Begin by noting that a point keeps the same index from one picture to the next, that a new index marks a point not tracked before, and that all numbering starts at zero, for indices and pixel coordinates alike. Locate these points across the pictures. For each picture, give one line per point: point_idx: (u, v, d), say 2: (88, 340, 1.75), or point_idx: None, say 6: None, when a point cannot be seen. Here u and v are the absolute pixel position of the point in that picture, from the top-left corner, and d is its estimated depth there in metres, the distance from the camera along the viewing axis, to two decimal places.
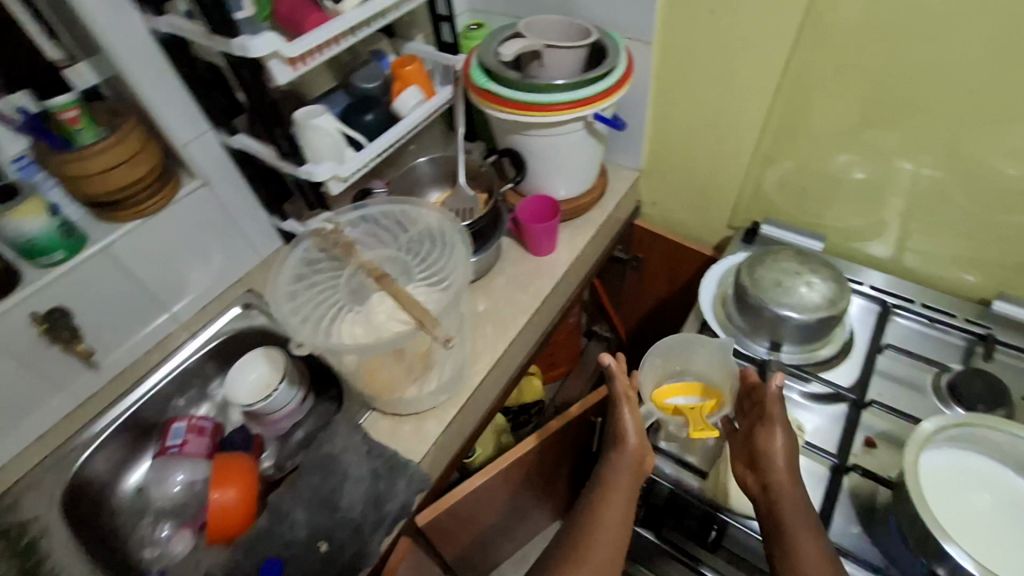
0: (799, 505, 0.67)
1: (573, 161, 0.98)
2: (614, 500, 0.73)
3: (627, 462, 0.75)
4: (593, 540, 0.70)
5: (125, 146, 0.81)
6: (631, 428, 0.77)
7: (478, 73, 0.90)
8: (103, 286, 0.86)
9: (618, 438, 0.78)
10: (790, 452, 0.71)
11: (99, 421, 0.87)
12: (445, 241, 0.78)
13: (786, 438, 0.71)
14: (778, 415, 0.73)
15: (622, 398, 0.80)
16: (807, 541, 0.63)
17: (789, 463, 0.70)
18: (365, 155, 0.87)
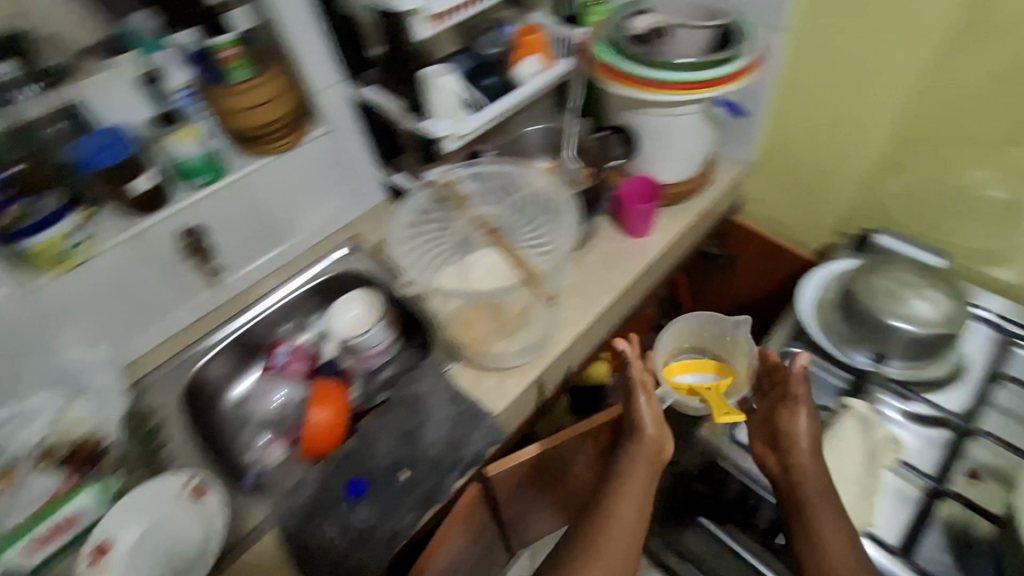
0: (820, 487, 0.69)
1: (684, 145, 0.96)
2: (635, 489, 0.73)
3: (644, 449, 0.76)
4: (610, 533, 0.70)
5: (272, 85, 0.89)
6: (647, 415, 0.77)
7: (602, 47, 0.90)
8: (234, 212, 0.94)
9: (634, 426, 0.77)
10: (813, 435, 0.72)
11: (216, 334, 0.97)
12: (555, 208, 0.79)
13: (808, 420, 0.73)
14: (802, 397, 0.74)
15: (639, 387, 0.78)
16: (825, 524, 0.66)
17: (812, 445, 0.72)
18: (482, 116, 0.90)
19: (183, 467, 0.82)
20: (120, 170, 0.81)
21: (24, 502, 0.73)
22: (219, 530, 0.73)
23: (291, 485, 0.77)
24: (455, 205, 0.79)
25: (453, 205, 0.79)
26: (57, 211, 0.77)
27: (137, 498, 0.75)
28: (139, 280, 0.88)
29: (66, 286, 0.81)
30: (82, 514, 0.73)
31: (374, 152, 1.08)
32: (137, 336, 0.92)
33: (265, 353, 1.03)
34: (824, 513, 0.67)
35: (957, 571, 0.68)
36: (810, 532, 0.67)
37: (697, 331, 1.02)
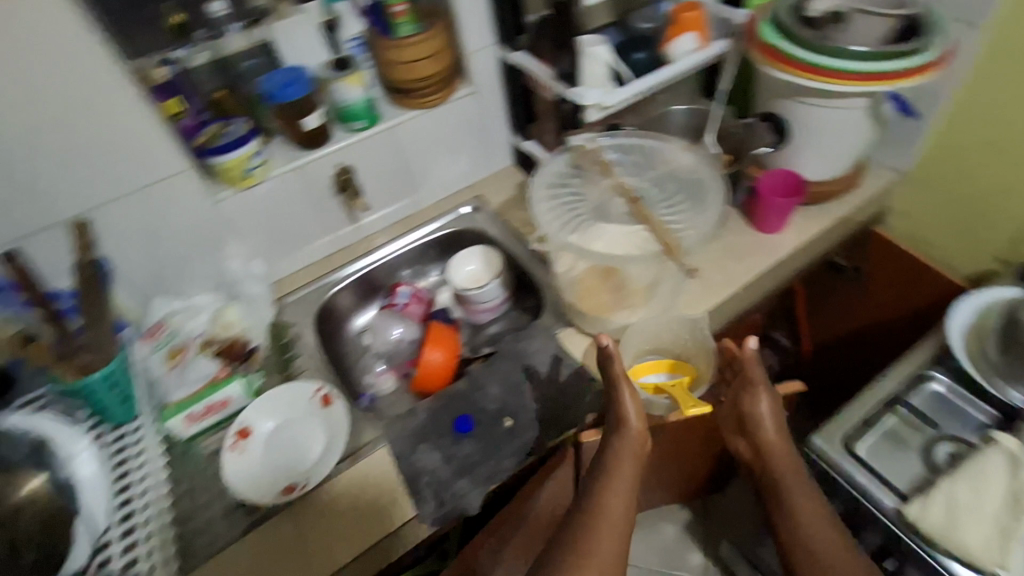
0: (789, 463, 0.74)
1: (839, 141, 0.90)
2: (625, 482, 0.70)
3: (630, 442, 0.71)
4: (602, 530, 0.66)
5: (433, 43, 0.93)
6: (632, 406, 0.72)
7: (767, 29, 0.86)
8: (380, 158, 1.02)
9: (621, 422, 0.72)
10: (776, 415, 0.75)
11: (349, 266, 1.06)
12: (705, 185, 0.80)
13: (770, 403, 0.75)
14: (760, 379, 0.75)
15: (623, 379, 0.72)
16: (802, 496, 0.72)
17: (774, 424, 0.75)
18: (631, 88, 0.88)
19: (310, 378, 0.91)
20: (298, 106, 0.89)
21: (188, 380, 0.84)
22: (341, 438, 0.80)
23: (402, 412, 0.83)
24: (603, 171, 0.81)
25: (596, 170, 0.81)
26: (242, 137, 0.87)
27: (276, 396, 0.85)
28: (295, 208, 0.98)
29: (241, 201, 0.91)
30: (231, 400, 0.84)
31: (509, 117, 1.11)
32: (286, 257, 1.02)
33: (385, 293, 1.11)
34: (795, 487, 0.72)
35: None
36: (787, 508, 0.72)
37: (658, 329, 0.86)
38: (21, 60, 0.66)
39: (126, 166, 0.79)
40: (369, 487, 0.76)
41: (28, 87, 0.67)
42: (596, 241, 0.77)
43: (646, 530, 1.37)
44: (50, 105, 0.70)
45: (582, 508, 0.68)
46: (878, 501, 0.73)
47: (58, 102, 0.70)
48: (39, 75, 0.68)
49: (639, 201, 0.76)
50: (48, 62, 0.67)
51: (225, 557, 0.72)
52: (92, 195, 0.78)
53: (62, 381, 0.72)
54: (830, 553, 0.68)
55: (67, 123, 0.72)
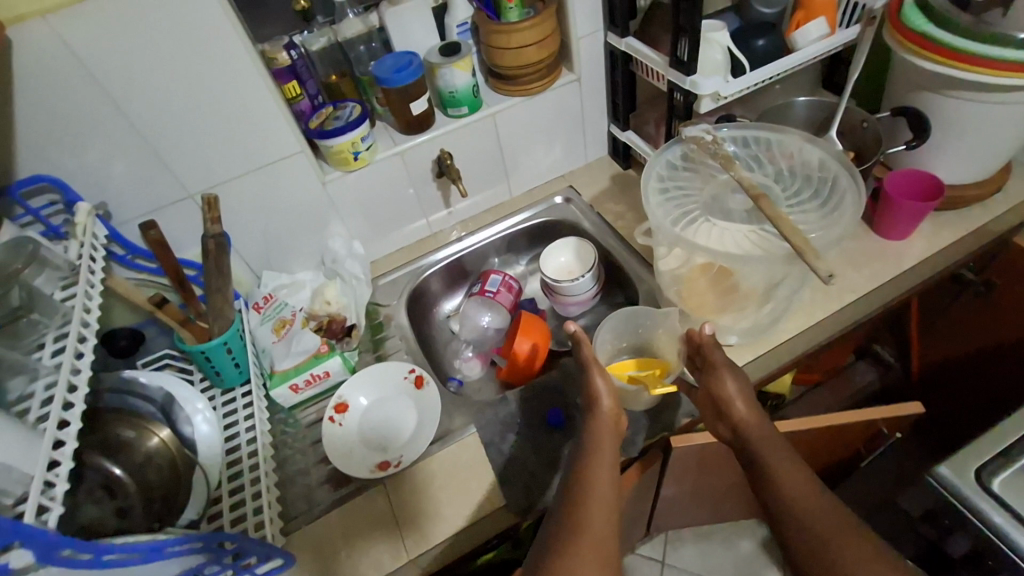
0: (768, 438, 0.68)
1: (986, 140, 0.81)
2: (602, 459, 0.65)
3: (604, 423, 0.69)
4: (589, 510, 0.61)
5: (542, 28, 0.91)
6: (602, 385, 0.71)
7: (914, 12, 0.79)
8: (481, 142, 1.02)
9: (590, 406, 0.71)
10: (746, 394, 0.70)
11: (440, 251, 1.07)
12: (836, 183, 0.74)
13: (738, 382, 0.70)
14: (723, 361, 0.72)
15: (592, 362, 0.72)
16: (783, 466, 0.66)
17: (745, 403, 0.70)
18: (753, 77, 0.83)
19: (402, 360, 0.93)
20: (407, 91, 0.90)
21: (293, 351, 0.85)
22: (434, 420, 0.82)
23: (492, 399, 0.84)
24: (724, 164, 0.75)
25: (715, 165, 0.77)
26: (355, 120, 0.88)
27: (373, 372, 0.87)
28: (395, 190, 1.00)
29: (349, 182, 0.95)
30: (331, 372, 0.86)
31: (609, 106, 1.08)
32: (385, 239, 1.06)
33: (473, 280, 1.12)
34: (777, 461, 0.66)
35: None
36: (771, 486, 0.66)
37: (637, 325, 0.86)
38: (172, 42, 0.70)
39: (250, 145, 0.83)
40: (461, 471, 0.77)
41: (173, 68, 0.72)
42: (710, 239, 0.73)
43: (721, 542, 1.32)
44: (193, 86, 0.75)
45: (568, 488, 0.63)
46: (1016, 544, 0.65)
47: (199, 82, 0.75)
48: (185, 57, 0.72)
49: (765, 199, 0.69)
50: (191, 44, 0.71)
51: (320, 526, 0.74)
52: (220, 171, 0.83)
53: (185, 343, 0.77)
54: (820, 525, 0.62)
55: (205, 102, 0.77)
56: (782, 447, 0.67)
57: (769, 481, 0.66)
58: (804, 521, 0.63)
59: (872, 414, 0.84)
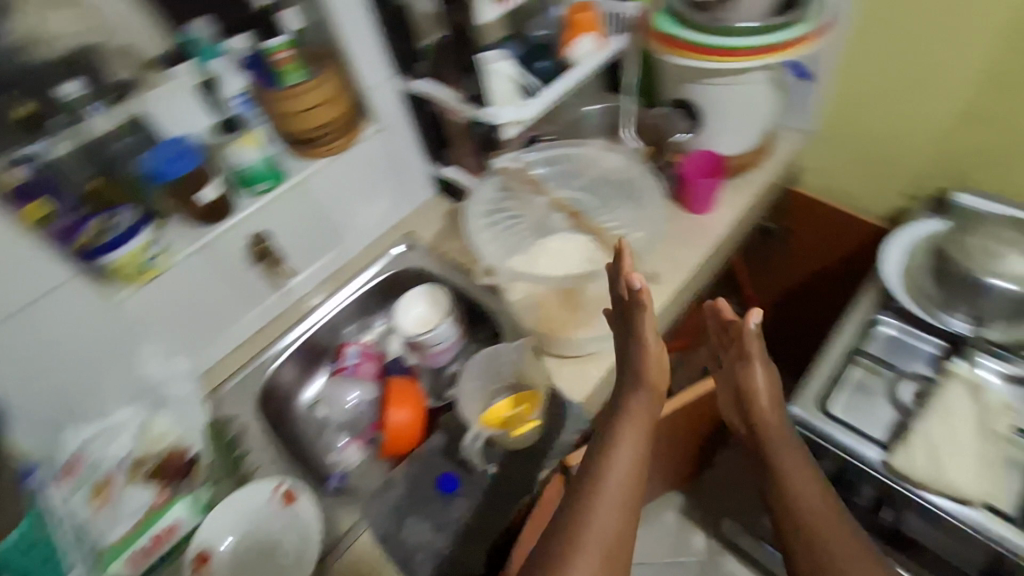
0: (784, 435, 0.72)
1: (747, 116, 0.93)
2: (630, 441, 0.69)
3: (641, 403, 0.71)
4: (599, 505, 0.65)
5: (323, 90, 0.88)
6: (651, 363, 0.70)
7: (661, 19, 0.88)
8: (296, 214, 0.94)
9: (639, 382, 0.71)
10: (772, 390, 0.74)
11: (284, 338, 0.97)
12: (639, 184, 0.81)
13: (764, 374, 0.73)
14: (756, 352, 0.72)
15: (651, 335, 0.69)
16: (791, 461, 0.71)
17: (769, 398, 0.74)
18: (544, 99, 0.89)
19: (268, 474, 0.82)
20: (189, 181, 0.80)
21: (123, 515, 0.74)
22: (316, 537, 0.71)
23: (378, 485, 0.75)
24: (535, 188, 0.80)
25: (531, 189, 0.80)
26: (133, 226, 0.76)
27: (233, 502, 0.75)
28: (208, 288, 0.88)
29: (149, 294, 0.81)
30: (180, 523, 0.75)
31: (424, 147, 1.07)
32: (213, 343, 0.92)
33: (331, 356, 1.03)
34: (790, 457, 0.71)
35: None
36: (778, 479, 0.71)
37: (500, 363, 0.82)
38: None
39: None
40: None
41: None
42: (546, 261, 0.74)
43: (647, 524, 1.36)
44: None
45: (578, 485, 0.67)
46: (863, 456, 0.74)
47: None
48: None
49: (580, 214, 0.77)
50: None
51: None
52: None
53: None
54: (819, 522, 0.68)
55: None
56: (796, 445, 0.71)
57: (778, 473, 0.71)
58: (807, 518, 0.68)
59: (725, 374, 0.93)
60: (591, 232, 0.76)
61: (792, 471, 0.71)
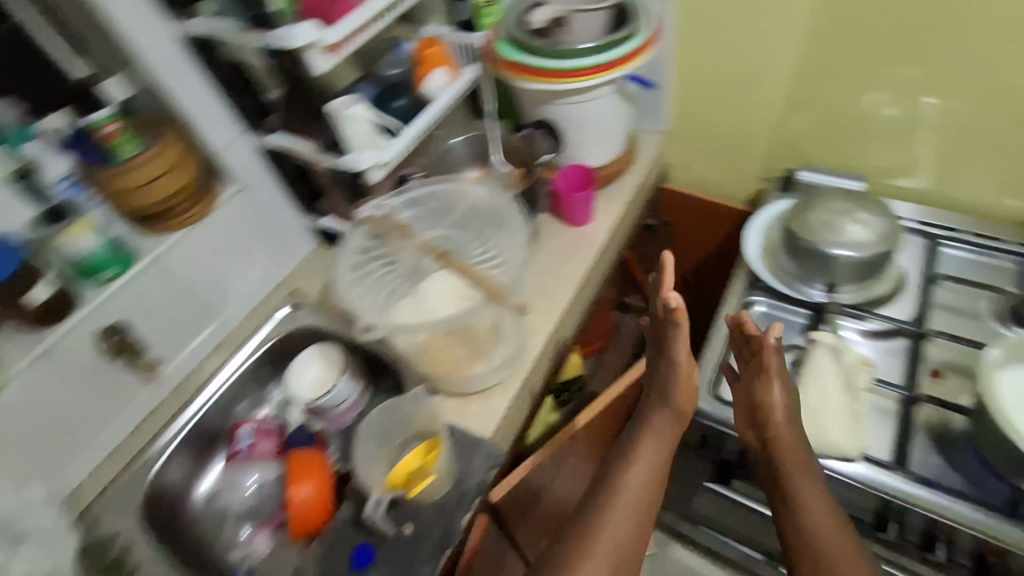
0: (798, 450, 0.69)
1: (603, 129, 0.98)
2: (650, 454, 0.75)
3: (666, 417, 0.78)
4: (610, 511, 0.69)
5: (166, 157, 0.82)
6: (679, 382, 0.78)
7: (506, 47, 0.90)
8: (154, 297, 0.86)
9: (664, 397, 0.78)
10: (789, 406, 0.71)
11: (165, 433, 0.88)
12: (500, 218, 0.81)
13: (782, 389, 0.71)
14: (775, 366, 0.72)
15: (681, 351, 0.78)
16: (801, 476, 0.67)
17: (787, 415, 0.70)
18: (402, 140, 0.88)
19: None
20: (14, 285, 0.70)
21: None
22: None
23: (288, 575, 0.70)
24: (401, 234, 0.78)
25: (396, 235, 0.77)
26: None
27: None
28: (57, 397, 0.78)
29: None
30: None
31: (294, 201, 1.02)
32: (76, 457, 0.82)
33: (226, 439, 0.95)
34: (801, 473, 0.67)
35: (946, 467, 0.73)
36: (788, 494, 0.67)
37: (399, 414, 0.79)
38: None
39: None
40: None
41: None
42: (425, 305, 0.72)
43: None
44: None
45: (595, 494, 0.72)
46: None
47: None
48: None
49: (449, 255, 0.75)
50: None
51: None
52: None
53: None
54: (826, 538, 0.63)
55: None
56: (807, 463, 0.68)
57: (789, 490, 0.67)
58: (817, 539, 0.63)
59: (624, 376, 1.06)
60: (456, 269, 0.75)
61: (803, 489, 0.67)
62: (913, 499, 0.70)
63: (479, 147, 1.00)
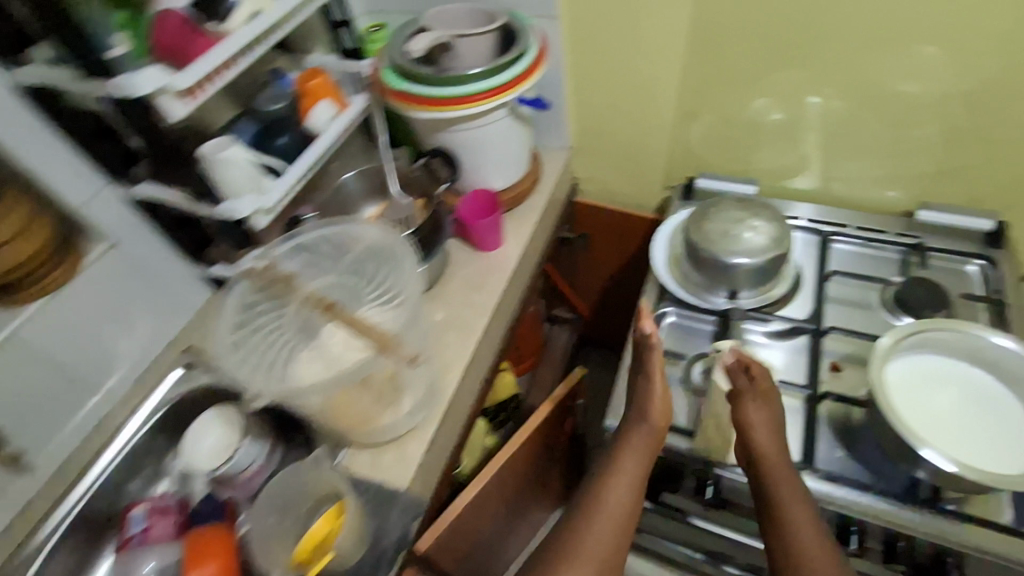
0: (782, 466, 0.70)
1: (503, 152, 0.97)
2: (629, 472, 0.75)
3: (644, 436, 0.76)
4: (589, 529, 0.72)
5: (9, 223, 0.72)
6: (657, 400, 0.76)
7: (390, 75, 0.87)
8: (13, 381, 0.76)
9: (644, 419, 0.76)
10: (771, 424, 0.72)
11: (43, 529, 0.78)
12: (391, 261, 0.75)
13: (763, 409, 0.72)
14: (753, 388, 0.74)
15: (655, 371, 0.78)
16: (787, 491, 0.68)
17: (770, 433, 0.71)
18: (286, 181, 0.83)
19: None
20: None
21: None
22: None
23: None
24: (285, 289, 0.70)
25: (279, 292, 0.69)
26: None
27: None
28: None
29: None
30: None
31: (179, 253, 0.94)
32: None
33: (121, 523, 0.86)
34: (785, 488, 0.68)
35: (851, 461, 0.76)
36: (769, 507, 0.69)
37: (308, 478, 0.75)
38: None
39: None
40: None
41: None
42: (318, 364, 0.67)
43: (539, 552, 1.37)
44: None
45: (574, 513, 0.74)
46: (672, 447, 0.80)
47: None
48: None
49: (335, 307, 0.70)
50: None
51: None
52: None
53: None
54: (803, 549, 0.66)
55: None
56: (792, 479, 0.69)
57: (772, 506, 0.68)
58: (797, 550, 0.66)
59: (555, 395, 0.99)
60: (344, 320, 0.69)
61: (787, 504, 0.68)
62: (821, 496, 0.72)
63: (376, 180, 0.98)
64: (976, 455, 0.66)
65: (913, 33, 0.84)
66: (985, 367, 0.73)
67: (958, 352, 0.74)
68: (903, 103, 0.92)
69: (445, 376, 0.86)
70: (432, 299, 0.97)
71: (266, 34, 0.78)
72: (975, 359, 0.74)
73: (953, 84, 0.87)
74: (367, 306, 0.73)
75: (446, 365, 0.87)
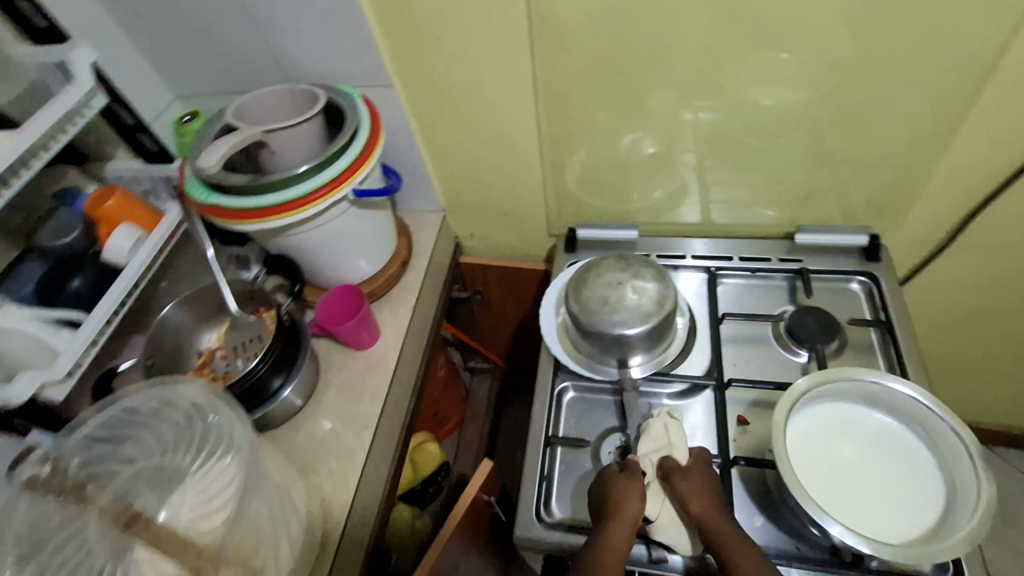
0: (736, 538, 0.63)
1: (358, 240, 0.87)
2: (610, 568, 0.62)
3: (617, 528, 0.65)
4: None
5: None
6: (626, 493, 0.68)
7: (199, 189, 0.74)
8: None
9: (614, 509, 0.67)
10: (713, 500, 0.67)
11: None
12: (215, 426, 0.65)
13: (701, 485, 0.68)
14: (692, 468, 0.70)
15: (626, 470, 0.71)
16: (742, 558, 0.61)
17: (710, 506, 0.66)
18: (83, 337, 0.67)
19: None
20: None
21: None
22: None
23: None
24: (77, 497, 0.57)
25: (72, 501, 0.56)
26: None
27: None
28: None
29: None
30: None
31: None
32: None
33: None
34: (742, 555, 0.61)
35: (772, 527, 0.72)
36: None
37: None
38: None
39: None
40: None
41: None
42: None
43: None
44: None
45: None
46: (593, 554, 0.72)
47: None
48: None
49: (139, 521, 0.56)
50: None
51: None
52: None
53: None
54: None
55: None
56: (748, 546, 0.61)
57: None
58: None
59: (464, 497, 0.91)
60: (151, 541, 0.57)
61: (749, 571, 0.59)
62: None
63: (206, 303, 0.85)
64: (884, 515, 0.64)
65: (762, 55, 0.78)
66: (883, 408, 0.71)
67: (855, 396, 0.72)
68: (764, 119, 0.86)
69: (329, 516, 0.76)
70: (307, 419, 0.85)
71: (10, 174, 0.60)
72: (870, 400, 0.71)
73: (803, 112, 0.84)
74: (193, 476, 0.63)
75: (328, 502, 0.77)
